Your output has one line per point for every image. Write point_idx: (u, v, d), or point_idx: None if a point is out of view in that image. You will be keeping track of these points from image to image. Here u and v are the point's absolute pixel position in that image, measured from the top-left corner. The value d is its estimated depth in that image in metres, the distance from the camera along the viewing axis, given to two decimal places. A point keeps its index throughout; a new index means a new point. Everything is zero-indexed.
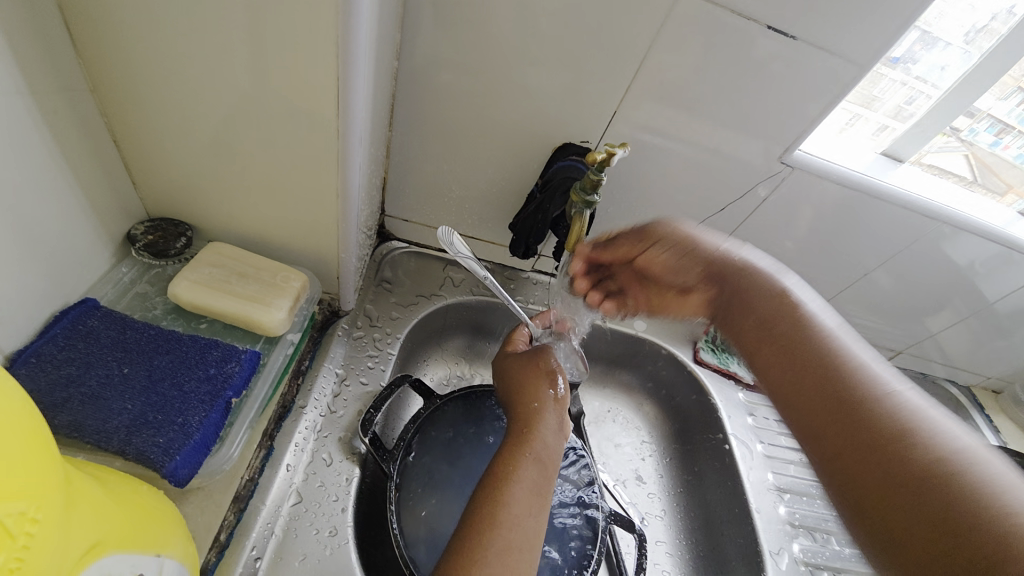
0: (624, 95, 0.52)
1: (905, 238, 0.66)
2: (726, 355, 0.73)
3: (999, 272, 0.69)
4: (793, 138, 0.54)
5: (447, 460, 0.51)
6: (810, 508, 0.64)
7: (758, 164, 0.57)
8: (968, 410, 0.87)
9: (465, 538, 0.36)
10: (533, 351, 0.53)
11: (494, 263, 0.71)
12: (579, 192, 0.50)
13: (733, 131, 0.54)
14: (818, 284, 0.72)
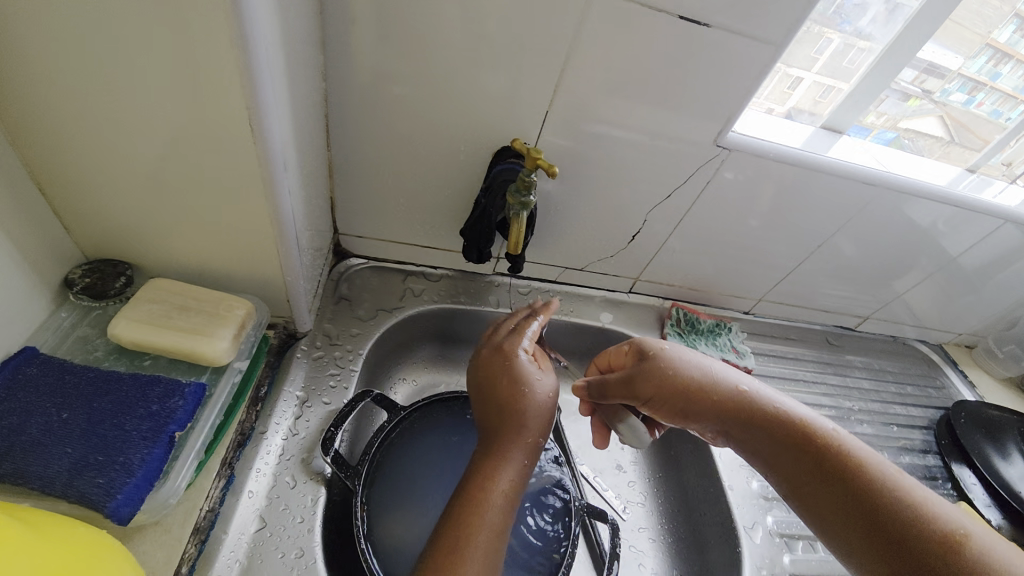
0: (554, 93, 0.53)
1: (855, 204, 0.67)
2: (692, 336, 0.75)
3: (948, 228, 0.71)
4: (724, 120, 0.56)
5: (415, 470, 0.53)
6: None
7: (696, 149, 0.58)
8: (941, 367, 0.88)
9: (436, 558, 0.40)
10: (538, 375, 0.53)
11: (454, 271, 0.71)
12: (513, 194, 0.51)
13: (667, 119, 0.56)
14: (777, 257, 0.74)
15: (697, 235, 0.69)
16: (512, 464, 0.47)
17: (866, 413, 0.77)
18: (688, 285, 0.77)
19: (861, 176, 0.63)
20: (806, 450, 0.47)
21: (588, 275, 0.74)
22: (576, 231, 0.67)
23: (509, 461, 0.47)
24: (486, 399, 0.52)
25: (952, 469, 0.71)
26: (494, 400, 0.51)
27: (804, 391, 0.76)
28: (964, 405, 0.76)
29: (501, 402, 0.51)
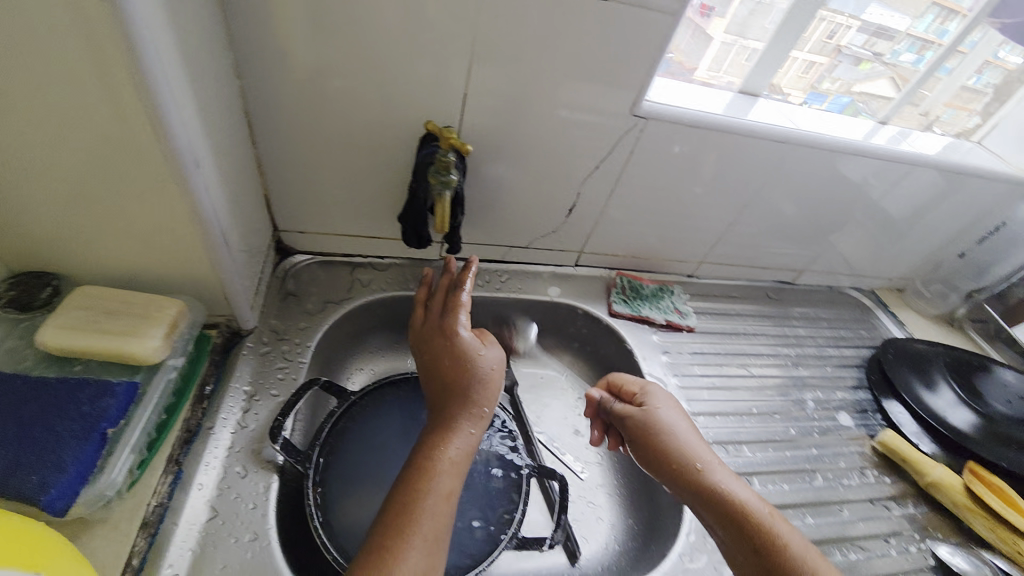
0: (468, 78, 0.54)
1: (773, 164, 0.70)
2: (638, 302, 0.78)
3: (863, 180, 0.75)
4: (637, 91, 0.58)
5: (367, 451, 0.55)
6: (723, 423, 0.68)
7: (614, 123, 0.60)
8: (873, 311, 0.94)
9: (389, 518, 0.43)
10: (481, 349, 0.55)
11: (401, 258, 0.73)
12: (434, 174, 0.54)
13: (584, 94, 0.57)
14: (711, 220, 0.77)
15: (630, 206, 0.72)
16: (460, 433, 0.50)
17: (803, 358, 0.81)
18: (631, 254, 0.80)
19: (774, 135, 0.66)
20: (752, 525, 0.49)
21: (533, 252, 0.76)
22: (514, 209, 0.69)
23: (458, 431, 0.50)
24: (438, 373, 0.54)
25: (881, 403, 0.75)
26: (443, 374, 0.54)
27: (745, 343, 0.80)
28: (894, 342, 0.82)
29: (450, 376, 0.53)
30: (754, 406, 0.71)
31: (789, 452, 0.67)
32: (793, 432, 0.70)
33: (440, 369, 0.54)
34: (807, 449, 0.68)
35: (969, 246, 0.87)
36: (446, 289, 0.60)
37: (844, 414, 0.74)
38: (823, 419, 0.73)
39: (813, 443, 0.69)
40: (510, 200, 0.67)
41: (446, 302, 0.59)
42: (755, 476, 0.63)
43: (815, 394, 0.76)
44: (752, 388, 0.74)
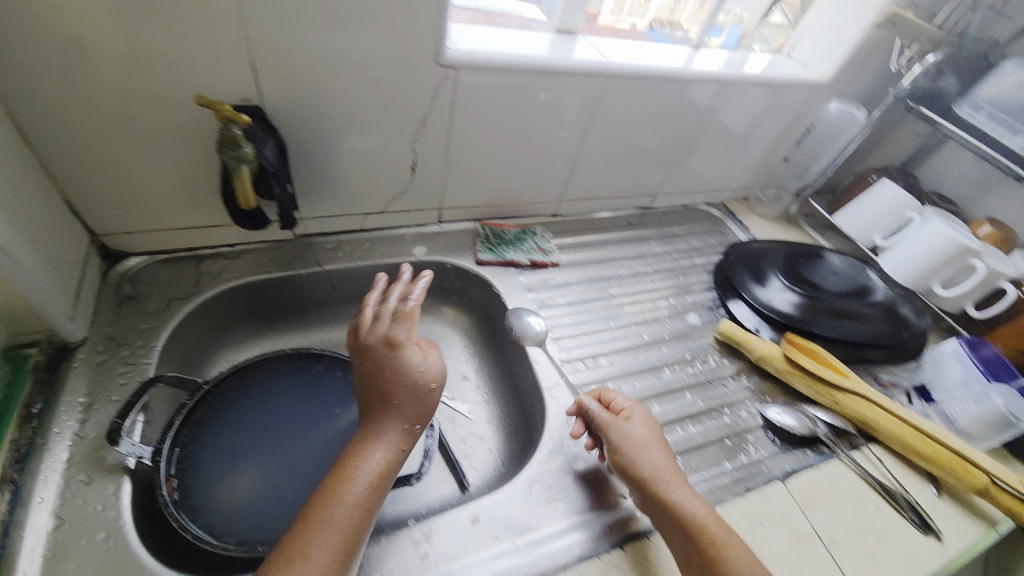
0: (251, 47, 0.52)
1: (595, 98, 0.74)
2: (503, 248, 0.81)
3: (685, 102, 0.81)
4: (434, 38, 0.58)
5: (237, 434, 0.57)
6: (581, 343, 0.74)
7: (423, 75, 0.61)
8: (724, 221, 1.04)
9: (292, 537, 0.40)
10: (423, 362, 0.53)
11: (252, 243, 0.71)
12: (227, 149, 0.51)
13: (383, 47, 0.57)
14: (556, 159, 0.81)
15: (472, 156, 0.74)
16: (386, 456, 0.47)
17: (658, 272, 0.90)
18: (490, 203, 0.83)
19: (585, 71, 0.69)
20: (688, 536, 0.47)
21: (390, 216, 0.77)
22: (353, 176, 0.68)
23: (389, 450, 0.47)
24: (372, 385, 0.51)
25: (728, 306, 0.84)
26: (376, 392, 0.50)
27: (607, 268, 0.87)
28: (737, 248, 0.90)
29: (383, 394, 0.50)
30: (611, 322, 0.78)
31: (642, 354, 0.75)
32: (646, 337, 0.78)
33: (374, 385, 0.51)
34: (657, 350, 0.77)
35: (790, 151, 0.97)
36: (396, 313, 0.57)
37: (692, 315, 0.84)
38: (673, 321, 0.82)
39: (663, 343, 0.78)
40: (345, 167, 0.67)
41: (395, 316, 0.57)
42: (611, 380, 0.70)
43: (668, 302, 0.85)
44: (612, 309, 0.80)
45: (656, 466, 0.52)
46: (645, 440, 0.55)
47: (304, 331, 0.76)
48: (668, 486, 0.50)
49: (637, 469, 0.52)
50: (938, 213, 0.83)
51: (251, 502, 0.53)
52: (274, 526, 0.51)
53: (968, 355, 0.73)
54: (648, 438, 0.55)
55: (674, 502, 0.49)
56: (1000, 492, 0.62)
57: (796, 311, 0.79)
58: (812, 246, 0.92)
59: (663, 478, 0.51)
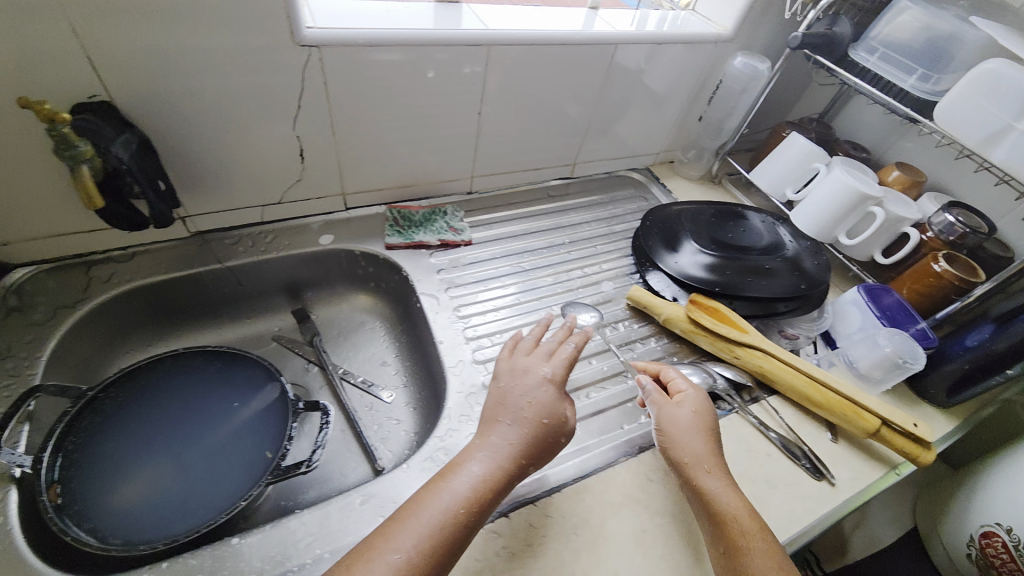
0: (84, 40, 0.50)
1: (484, 69, 0.72)
2: (412, 230, 0.81)
3: (586, 66, 0.80)
4: (286, 17, 0.56)
5: (135, 436, 0.57)
6: (487, 320, 0.73)
7: (284, 57, 0.59)
8: (648, 186, 1.04)
9: (384, 525, 0.45)
10: (558, 397, 0.56)
11: (146, 244, 0.70)
12: (61, 150, 0.48)
13: (232, 30, 0.55)
14: (457, 135, 0.80)
15: (363, 139, 0.72)
16: (487, 472, 0.49)
17: (575, 242, 0.90)
18: (397, 185, 0.82)
19: (463, 41, 0.67)
20: (716, 527, 0.50)
21: (291, 206, 0.76)
22: (236, 167, 0.67)
23: (491, 465, 0.49)
24: (494, 404, 0.56)
25: (651, 282, 0.82)
26: (501, 418, 0.54)
27: (522, 242, 0.87)
28: (654, 213, 0.90)
29: (514, 414, 0.54)
30: (523, 296, 0.78)
31: (552, 325, 0.75)
32: (556, 309, 0.78)
33: (500, 409, 0.55)
34: (566, 321, 0.76)
35: (703, 110, 0.98)
36: (558, 337, 0.63)
37: (607, 282, 0.85)
38: (586, 290, 0.82)
39: (574, 313, 0.78)
40: (225, 160, 0.65)
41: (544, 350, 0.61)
42: None
43: (582, 270, 0.86)
44: (524, 283, 0.80)
45: (700, 456, 0.55)
46: (698, 432, 0.57)
47: (218, 326, 0.77)
48: (710, 478, 0.53)
49: (684, 454, 0.55)
50: (844, 163, 0.84)
51: (154, 500, 0.53)
52: (176, 520, 0.52)
53: (866, 304, 0.76)
54: (706, 430, 0.57)
55: (714, 494, 0.52)
56: (892, 434, 0.63)
57: (708, 271, 0.78)
58: (732, 208, 0.92)
59: (705, 470, 0.54)
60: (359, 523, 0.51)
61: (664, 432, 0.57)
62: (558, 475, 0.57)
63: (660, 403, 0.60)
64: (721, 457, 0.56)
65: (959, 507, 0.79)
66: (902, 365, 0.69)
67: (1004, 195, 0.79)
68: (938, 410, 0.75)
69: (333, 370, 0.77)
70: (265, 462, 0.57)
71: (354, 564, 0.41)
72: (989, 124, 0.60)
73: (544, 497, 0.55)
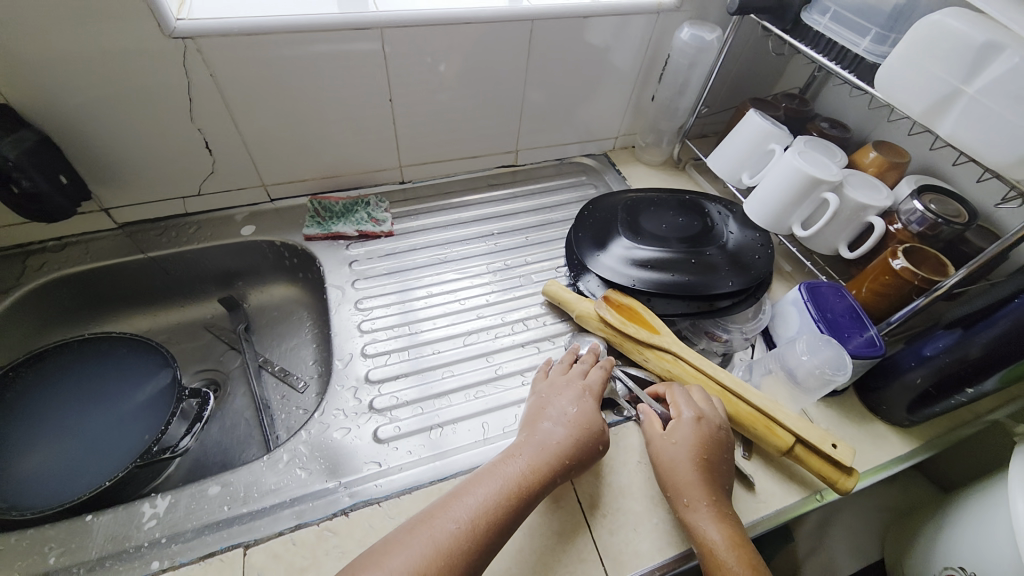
0: None
1: (383, 54, 0.70)
2: (332, 222, 0.81)
3: (503, 44, 0.75)
4: (151, 11, 0.56)
5: (35, 413, 0.61)
6: (388, 313, 0.72)
7: (161, 51, 0.60)
8: (603, 173, 0.98)
9: (442, 503, 0.47)
10: (597, 413, 0.56)
11: (75, 234, 0.74)
12: None
13: (98, 26, 0.56)
14: (373, 124, 0.79)
15: (271, 130, 0.73)
16: (533, 468, 0.50)
17: (506, 231, 0.86)
18: (320, 176, 0.82)
19: (350, 24, 0.65)
20: (699, 556, 0.49)
21: (212, 198, 0.78)
22: (143, 162, 0.69)
23: (537, 459, 0.50)
24: (536, 410, 0.57)
25: (579, 285, 0.76)
26: (544, 422, 0.54)
27: (448, 233, 0.85)
28: (595, 204, 0.83)
29: (557, 418, 0.55)
30: (434, 288, 0.76)
31: (457, 320, 0.72)
32: (465, 302, 0.75)
33: (541, 415, 0.56)
34: (472, 316, 0.73)
35: (655, 89, 0.91)
36: (588, 361, 0.63)
37: (531, 274, 0.80)
38: (505, 283, 0.79)
39: (484, 308, 0.75)
40: (130, 154, 0.68)
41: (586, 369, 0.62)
42: (413, 347, 0.68)
43: (506, 262, 0.82)
44: (440, 274, 0.78)
45: (701, 485, 0.52)
46: (706, 457, 0.53)
47: (153, 312, 0.81)
48: (704, 509, 0.50)
49: (675, 480, 0.52)
50: (802, 145, 0.75)
51: (44, 473, 0.57)
52: (67, 488, 0.56)
53: (804, 304, 0.67)
54: (716, 457, 0.53)
55: (706, 527, 0.49)
56: (806, 453, 0.56)
57: (630, 264, 0.72)
58: (687, 196, 0.84)
59: (704, 501, 0.51)
60: (204, 510, 0.51)
61: (659, 456, 0.55)
62: (416, 475, 0.55)
63: (653, 428, 0.57)
64: (722, 487, 0.53)
65: (927, 541, 0.68)
66: (825, 376, 0.60)
67: (968, 174, 0.69)
68: (895, 428, 0.65)
69: (255, 356, 0.79)
70: (141, 444, 0.59)
71: (416, 528, 0.44)
72: (935, 90, 0.50)
73: (392, 499, 0.53)
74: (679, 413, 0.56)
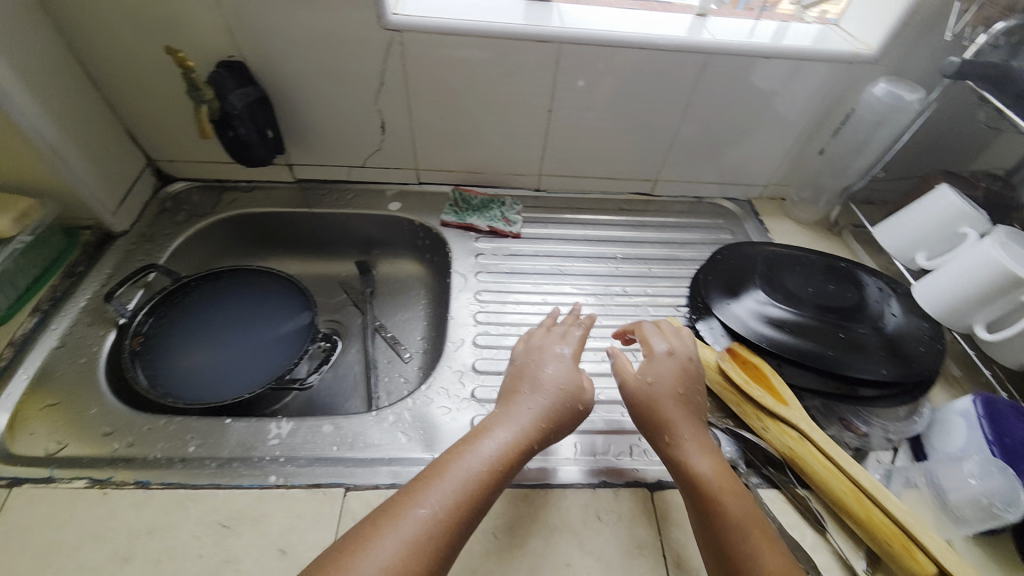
0: (228, 14, 0.64)
1: (553, 67, 0.73)
2: (467, 213, 0.86)
3: (672, 75, 0.74)
4: (375, 5, 0.64)
5: (204, 321, 0.72)
6: (502, 310, 0.74)
7: (372, 38, 0.67)
8: (743, 220, 0.93)
9: (407, 491, 0.43)
10: (575, 372, 0.56)
11: (262, 181, 0.87)
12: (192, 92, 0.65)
13: (330, 11, 0.65)
14: (527, 131, 0.82)
15: (438, 122, 0.79)
16: (509, 440, 0.48)
17: (629, 258, 0.85)
18: (466, 169, 0.88)
19: (534, 36, 0.69)
20: (691, 490, 0.49)
21: (372, 171, 0.87)
22: (329, 129, 0.79)
23: (512, 437, 0.49)
24: (514, 378, 0.56)
25: (697, 328, 0.72)
26: (521, 389, 0.54)
27: (572, 246, 0.85)
28: (730, 250, 0.79)
29: (534, 382, 0.54)
30: (549, 298, 0.77)
31: None
32: None
33: (522, 377, 0.55)
34: None
35: (825, 143, 0.84)
36: (567, 323, 0.63)
37: (646, 306, 0.78)
38: (619, 309, 0.77)
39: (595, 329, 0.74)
40: (321, 121, 0.78)
41: (563, 333, 0.61)
42: None
43: (624, 288, 0.80)
44: (556, 285, 0.79)
45: (687, 420, 0.52)
46: (687, 392, 0.54)
47: (301, 260, 0.92)
48: (692, 444, 0.51)
49: (660, 415, 0.52)
50: (1006, 234, 0.63)
51: (199, 374, 0.67)
52: (212, 392, 0.65)
53: (979, 420, 0.58)
54: (696, 392, 0.55)
55: (696, 459, 0.50)
56: None
57: (760, 320, 0.67)
58: (840, 263, 0.76)
59: (690, 434, 0.51)
60: (315, 444, 0.56)
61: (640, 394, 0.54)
62: None
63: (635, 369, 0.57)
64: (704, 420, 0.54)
65: None
66: (990, 509, 0.52)
67: None
68: None
69: (373, 319, 0.86)
70: (274, 372, 0.67)
71: (379, 522, 0.40)
72: None
73: None
74: (657, 351, 0.57)
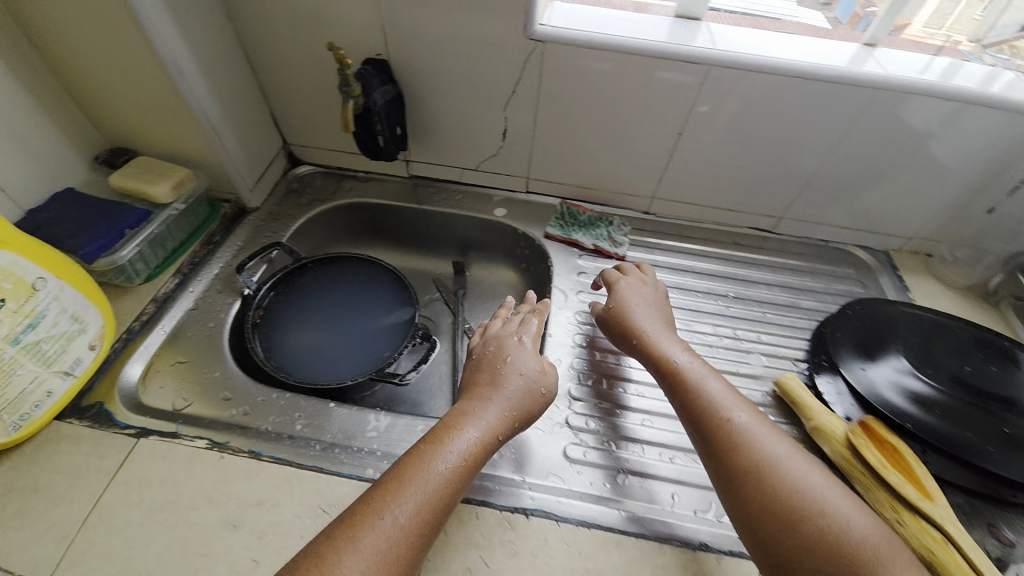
0: (382, 15, 0.67)
1: (695, 90, 0.69)
2: (573, 228, 0.83)
3: (827, 108, 0.68)
4: (524, 15, 0.64)
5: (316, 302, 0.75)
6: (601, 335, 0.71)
7: (514, 47, 0.67)
8: (876, 273, 0.83)
9: (369, 502, 0.41)
10: (535, 366, 0.56)
11: (379, 173, 0.90)
12: (342, 87, 0.68)
13: (478, 18, 0.65)
14: (650, 153, 0.78)
15: (560, 134, 0.78)
16: (478, 438, 0.48)
17: (741, 298, 0.79)
18: (577, 183, 0.86)
19: (680, 56, 0.65)
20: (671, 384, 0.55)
21: (483, 175, 0.87)
22: (452, 131, 0.80)
23: (480, 431, 0.48)
24: (476, 371, 0.56)
25: (818, 387, 0.65)
26: (483, 381, 0.54)
27: (678, 277, 0.80)
28: (863, 306, 0.70)
29: (496, 373, 0.55)
30: None
31: None
32: None
33: (501, 363, 0.56)
34: None
35: (997, 200, 0.73)
36: (523, 312, 0.65)
37: (758, 354, 0.72)
38: (727, 353, 0.71)
39: None
40: (446, 122, 0.79)
41: (523, 322, 0.63)
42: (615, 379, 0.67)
43: (733, 330, 0.74)
44: None
45: (661, 331, 0.61)
46: (655, 310, 0.64)
47: (402, 252, 0.94)
48: (669, 349, 0.58)
49: (639, 330, 0.61)
50: None
51: (306, 353, 0.70)
52: (316, 372, 0.68)
53: None
54: (664, 309, 0.65)
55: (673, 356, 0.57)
56: None
57: (901, 395, 0.60)
58: (1003, 340, 0.65)
59: (664, 340, 0.59)
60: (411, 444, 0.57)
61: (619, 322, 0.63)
62: (597, 513, 0.53)
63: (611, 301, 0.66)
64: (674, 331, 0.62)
65: None
66: None
67: None
68: None
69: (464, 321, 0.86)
70: (374, 363, 0.69)
71: (344, 536, 0.39)
72: None
73: (570, 525, 0.51)
74: (621, 284, 0.68)
